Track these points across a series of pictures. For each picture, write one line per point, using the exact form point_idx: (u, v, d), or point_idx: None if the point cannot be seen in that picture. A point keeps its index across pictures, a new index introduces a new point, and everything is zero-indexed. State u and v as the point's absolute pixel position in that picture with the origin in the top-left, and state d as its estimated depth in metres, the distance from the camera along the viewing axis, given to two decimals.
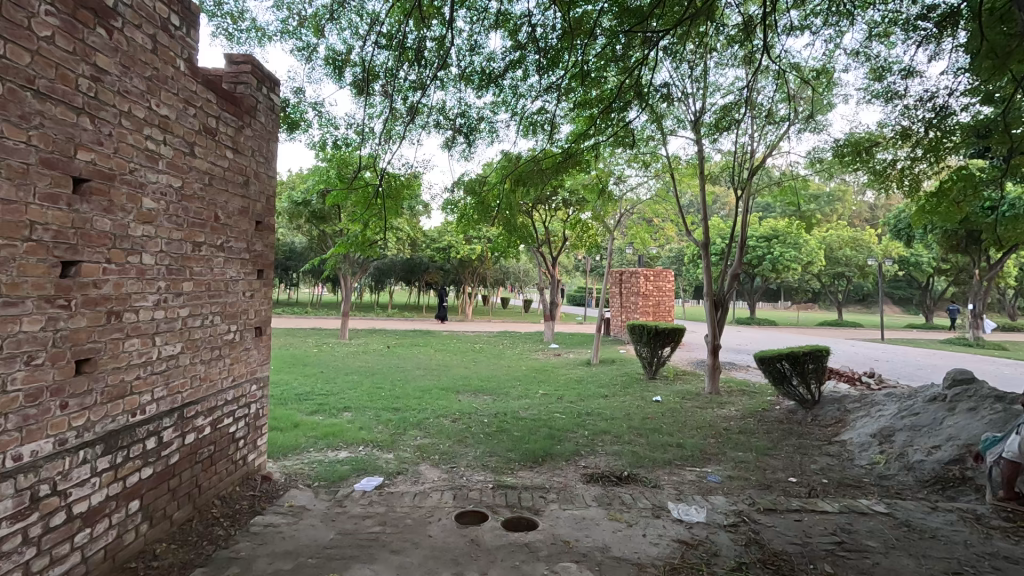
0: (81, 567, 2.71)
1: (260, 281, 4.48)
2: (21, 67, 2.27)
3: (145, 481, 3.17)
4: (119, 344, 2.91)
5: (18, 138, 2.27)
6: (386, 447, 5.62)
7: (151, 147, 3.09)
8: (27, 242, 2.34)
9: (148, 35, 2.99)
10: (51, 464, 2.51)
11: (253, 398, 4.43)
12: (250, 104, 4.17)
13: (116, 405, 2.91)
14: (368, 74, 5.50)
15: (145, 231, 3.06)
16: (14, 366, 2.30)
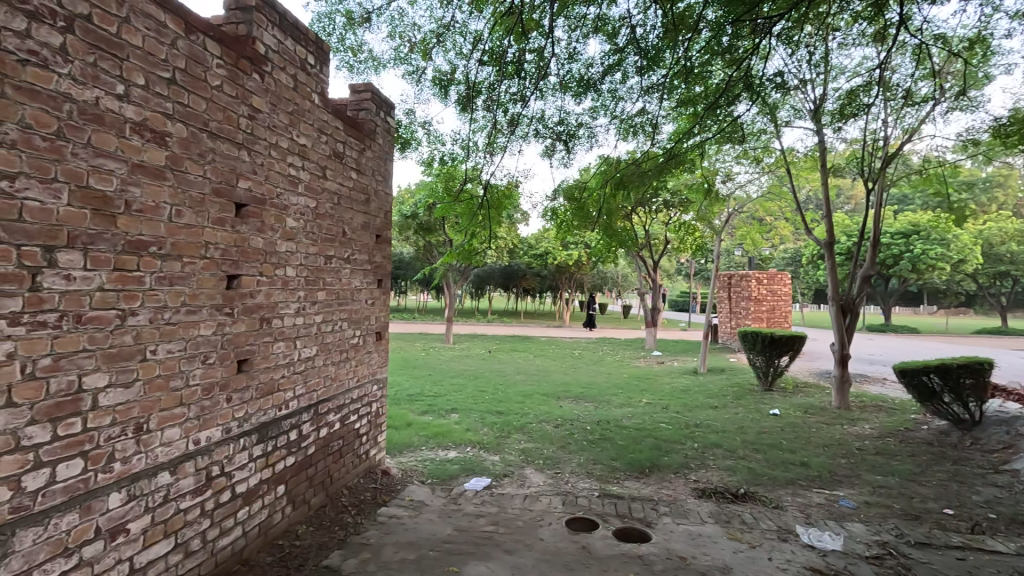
0: (242, 540, 3.13)
1: (380, 290, 4.87)
2: (199, 113, 2.69)
3: (289, 468, 3.57)
4: (269, 347, 3.33)
5: (197, 172, 2.70)
6: (492, 450, 5.80)
7: (293, 173, 3.50)
8: (203, 259, 2.76)
9: (290, 75, 3.41)
10: (220, 449, 2.93)
11: (374, 397, 4.81)
12: (370, 128, 4.57)
13: (267, 400, 3.33)
14: (472, 91, 5.77)
15: (288, 247, 3.47)
16: (194, 365, 2.73)
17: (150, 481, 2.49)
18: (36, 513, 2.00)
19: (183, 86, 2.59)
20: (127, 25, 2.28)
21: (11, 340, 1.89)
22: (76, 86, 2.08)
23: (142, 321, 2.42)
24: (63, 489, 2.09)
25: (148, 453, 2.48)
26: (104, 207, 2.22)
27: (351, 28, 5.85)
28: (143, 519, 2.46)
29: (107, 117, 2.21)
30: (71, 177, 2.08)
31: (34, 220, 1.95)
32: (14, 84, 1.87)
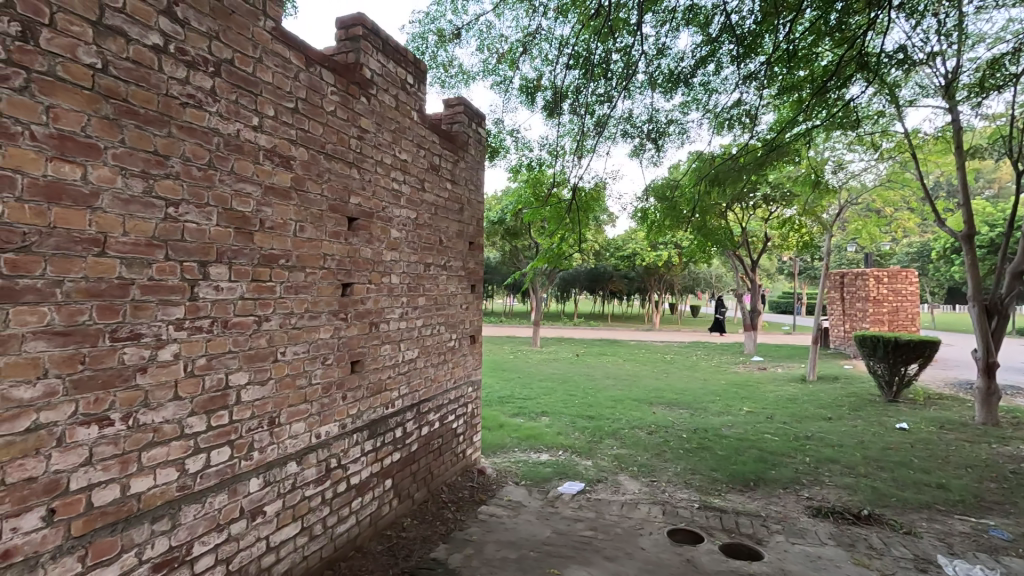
0: (356, 528, 3.38)
1: (473, 294, 5.04)
2: (317, 137, 2.98)
3: (395, 463, 3.81)
4: (378, 350, 3.59)
5: (316, 191, 2.98)
6: (584, 454, 5.76)
7: (396, 187, 3.74)
8: (322, 269, 3.05)
9: (392, 95, 3.65)
10: (337, 443, 3.20)
11: (470, 398, 4.99)
12: (463, 140, 4.77)
13: (376, 399, 3.58)
14: (558, 96, 5.80)
15: (392, 256, 3.72)
16: (315, 365, 3.01)
17: (282, 469, 2.79)
18: (196, 492, 2.32)
19: (305, 114, 2.88)
20: (260, 64, 2.59)
21: (178, 342, 2.22)
22: (222, 122, 2.39)
23: (274, 326, 2.71)
24: (215, 472, 2.41)
25: (280, 444, 2.78)
26: (244, 225, 2.52)
27: (442, 45, 6.14)
28: (276, 503, 2.76)
29: (245, 147, 2.52)
30: (220, 201, 2.39)
31: (193, 240, 2.27)
32: (177, 124, 2.19)
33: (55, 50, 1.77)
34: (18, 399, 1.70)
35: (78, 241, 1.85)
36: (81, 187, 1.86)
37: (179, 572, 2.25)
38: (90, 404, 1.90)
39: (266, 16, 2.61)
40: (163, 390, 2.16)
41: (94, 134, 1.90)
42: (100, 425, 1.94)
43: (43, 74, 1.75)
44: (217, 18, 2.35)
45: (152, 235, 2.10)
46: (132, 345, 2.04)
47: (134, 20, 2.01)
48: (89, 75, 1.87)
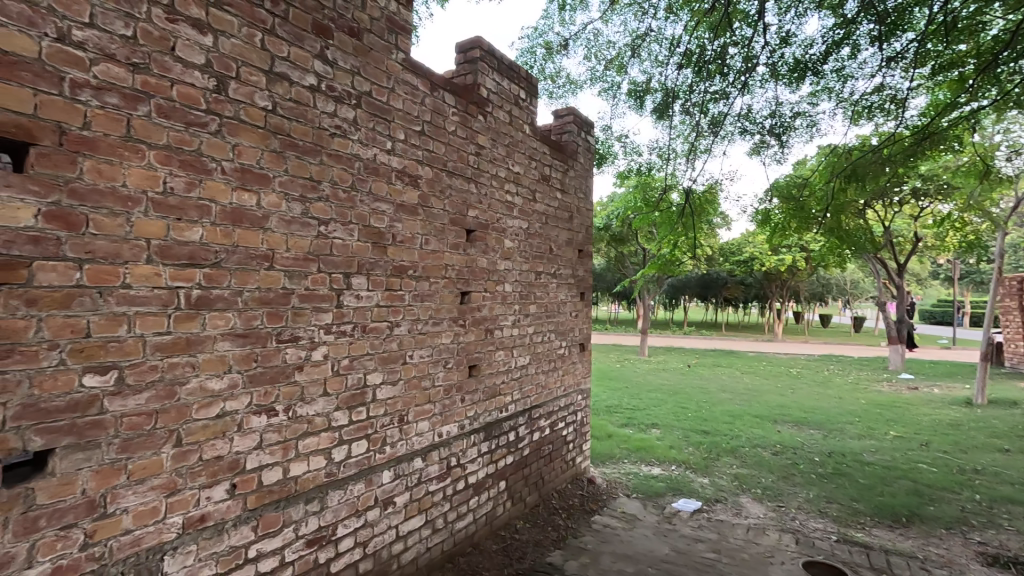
0: (473, 525, 3.53)
1: (583, 302, 5.04)
2: (440, 156, 3.20)
3: (509, 465, 3.93)
4: (493, 355, 3.73)
5: (439, 206, 3.20)
6: (701, 471, 5.46)
7: (509, 199, 3.88)
8: (444, 278, 3.26)
9: (506, 111, 3.81)
10: (457, 442, 3.39)
11: (579, 406, 4.99)
12: (573, 149, 4.81)
13: (491, 402, 3.73)
14: (669, 97, 5.62)
15: (506, 265, 3.86)
16: (438, 368, 3.22)
17: (409, 464, 3.01)
18: (339, 479, 2.59)
19: (430, 135, 3.11)
20: (393, 93, 2.85)
21: (326, 344, 2.51)
22: (362, 147, 2.67)
23: (403, 331, 2.96)
24: (355, 462, 2.67)
25: (408, 440, 3.01)
26: (379, 240, 2.79)
27: (550, 57, 6.26)
28: (405, 495, 2.98)
29: (381, 169, 2.79)
30: (360, 219, 2.67)
31: (339, 254, 2.56)
32: (328, 152, 2.49)
33: (238, 98, 2.12)
34: (211, 389, 2.05)
35: (254, 257, 2.19)
36: (256, 211, 2.19)
37: (326, 549, 2.53)
38: (261, 396, 2.22)
39: (398, 48, 2.87)
40: (315, 386, 2.46)
41: (266, 165, 2.23)
42: (268, 414, 2.25)
43: (230, 118, 2.09)
44: (359, 56, 2.64)
45: (307, 250, 2.41)
46: (292, 346, 2.35)
47: (295, 65, 2.33)
48: (263, 116, 2.21)
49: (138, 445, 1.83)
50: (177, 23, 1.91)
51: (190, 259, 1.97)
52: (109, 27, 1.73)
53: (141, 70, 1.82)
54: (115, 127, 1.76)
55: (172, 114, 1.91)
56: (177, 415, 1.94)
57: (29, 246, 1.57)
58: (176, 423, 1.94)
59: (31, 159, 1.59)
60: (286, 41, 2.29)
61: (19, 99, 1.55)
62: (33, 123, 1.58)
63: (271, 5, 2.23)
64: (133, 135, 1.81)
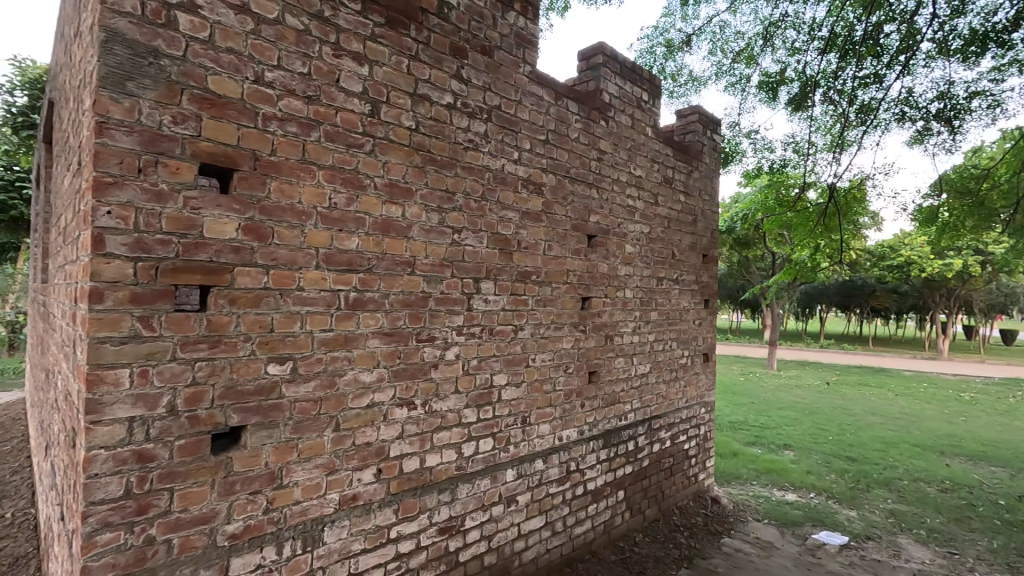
0: (591, 533, 3.50)
1: (707, 310, 4.77)
2: (564, 163, 3.25)
3: (628, 476, 3.83)
4: (613, 362, 3.68)
5: (562, 212, 3.25)
6: (846, 502, 4.86)
7: (631, 203, 3.81)
8: (566, 283, 3.29)
9: (629, 114, 3.75)
10: (576, 447, 3.39)
11: (703, 419, 4.72)
12: (697, 149, 4.59)
13: (610, 409, 3.68)
14: (808, 86, 5.12)
15: (627, 270, 3.79)
16: (559, 372, 3.26)
17: (531, 465, 3.08)
18: (468, 473, 2.73)
19: (555, 143, 3.18)
20: (520, 105, 2.96)
21: (458, 345, 2.67)
22: (492, 159, 2.81)
23: (527, 334, 3.04)
24: (482, 458, 2.80)
25: (530, 441, 3.08)
26: (507, 246, 2.90)
27: (671, 55, 6.05)
28: (526, 494, 3.06)
29: (509, 179, 2.90)
30: (490, 227, 2.81)
31: (470, 260, 2.72)
32: (462, 165, 2.66)
33: (389, 119, 2.35)
34: (363, 382, 2.28)
35: (399, 263, 2.40)
36: (402, 221, 2.41)
37: (455, 539, 2.68)
38: (403, 390, 2.43)
39: (526, 62, 2.98)
40: (448, 384, 2.63)
41: (410, 180, 2.44)
42: (409, 407, 2.46)
43: (382, 139, 2.33)
44: (490, 72, 2.79)
45: (443, 257, 2.59)
46: (429, 346, 2.54)
47: (436, 86, 2.53)
48: (408, 134, 2.42)
49: (306, 427, 2.10)
50: (341, 58, 2.18)
51: (348, 266, 2.22)
52: (291, 67, 2.03)
53: (314, 102, 2.10)
54: (294, 152, 2.05)
55: (337, 138, 2.17)
56: (336, 403, 2.19)
57: (231, 255, 1.89)
58: (335, 410, 2.19)
59: (235, 182, 1.90)
60: (428, 64, 2.49)
61: (227, 133, 1.87)
62: (236, 152, 1.90)
63: (416, 33, 2.44)
64: (307, 157, 2.09)
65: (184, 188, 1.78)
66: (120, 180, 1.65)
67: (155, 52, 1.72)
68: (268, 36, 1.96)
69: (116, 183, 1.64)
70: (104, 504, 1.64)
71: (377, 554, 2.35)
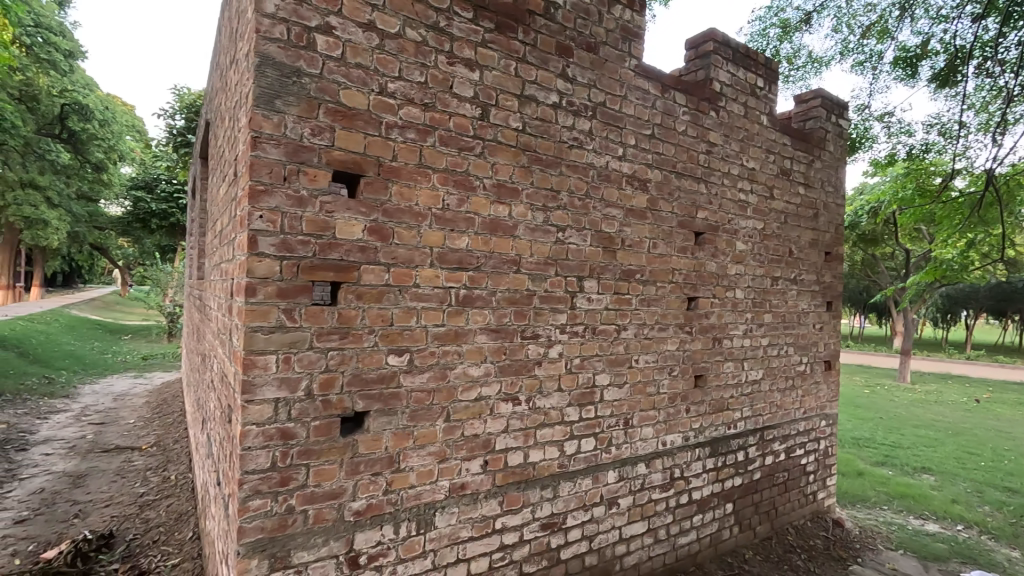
0: (696, 544, 3.34)
1: (829, 313, 4.34)
2: (670, 158, 3.13)
3: (736, 488, 3.60)
4: (721, 366, 3.47)
5: (668, 209, 3.13)
6: (1005, 540, 4.18)
7: (742, 197, 3.57)
8: (671, 283, 3.16)
9: (741, 103, 3.52)
10: (681, 453, 3.25)
11: (823, 433, 4.30)
12: (819, 137, 4.19)
13: (718, 416, 3.48)
14: (959, 58, 4.46)
15: (737, 270, 3.56)
16: (663, 375, 3.14)
17: (633, 468, 3.01)
18: (570, 472, 2.73)
19: (660, 137, 3.07)
20: (625, 100, 2.89)
21: (561, 343, 2.68)
22: (597, 156, 2.78)
23: (630, 334, 2.97)
24: (584, 457, 2.79)
25: (632, 444, 3.01)
26: (610, 245, 2.86)
27: (787, 36, 5.59)
28: (628, 498, 2.99)
29: (613, 176, 2.85)
30: (594, 225, 2.79)
31: (574, 258, 2.71)
32: (566, 164, 2.66)
33: (497, 122, 2.41)
34: (472, 375, 2.37)
35: (505, 261, 2.46)
36: (509, 221, 2.47)
37: (557, 535, 2.69)
38: (508, 385, 2.49)
39: (631, 55, 2.91)
40: (551, 381, 2.65)
41: (517, 180, 2.49)
42: (514, 402, 2.51)
43: (490, 141, 2.40)
44: (596, 69, 2.76)
45: (548, 255, 2.61)
46: (533, 343, 2.57)
47: (542, 86, 2.55)
48: (515, 135, 2.47)
49: (421, 416, 2.23)
50: (455, 65, 2.28)
51: (459, 264, 2.32)
52: (410, 77, 2.16)
53: (430, 108, 2.22)
54: (412, 157, 2.18)
55: (450, 142, 2.28)
56: (447, 394, 2.30)
57: (358, 254, 2.05)
58: (447, 401, 2.30)
59: (361, 187, 2.07)
60: (535, 66, 2.53)
61: (356, 142, 2.04)
62: (363, 159, 2.06)
63: (523, 35, 2.48)
64: (424, 162, 2.21)
65: (320, 193, 1.96)
66: (270, 187, 1.87)
67: (297, 72, 1.92)
68: (390, 49, 2.11)
69: (267, 190, 1.86)
70: (255, 474, 1.86)
71: (483, 543, 2.43)
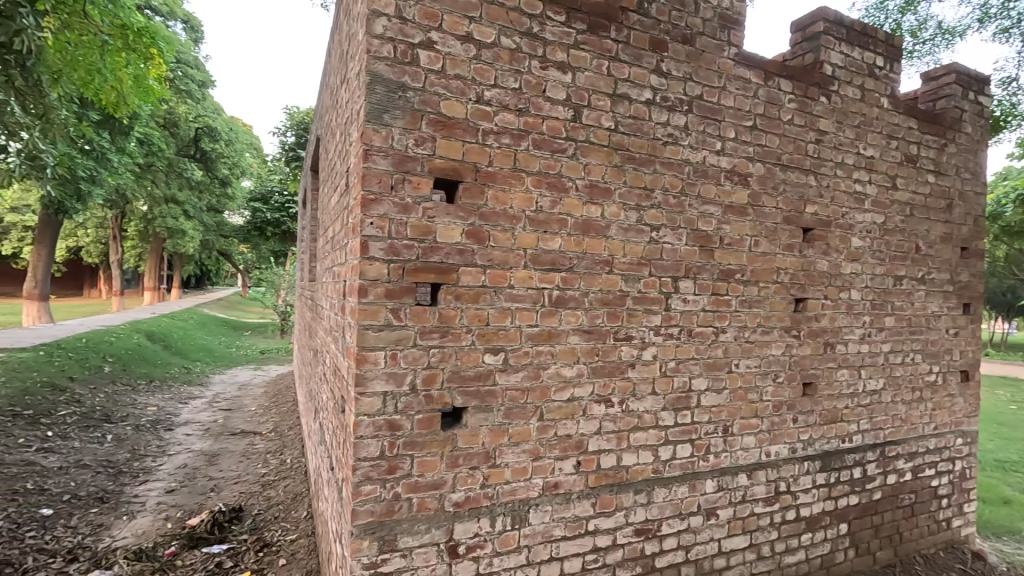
0: (805, 565, 3.10)
1: (966, 317, 3.83)
2: (774, 149, 2.93)
3: (852, 508, 3.29)
4: (833, 373, 3.19)
5: (771, 204, 2.94)
6: None
7: (859, 189, 3.26)
8: (775, 283, 2.96)
9: (857, 86, 3.22)
10: (787, 466, 3.03)
11: (959, 453, 3.80)
12: (954, 117, 3.71)
13: (830, 428, 3.20)
14: None
15: (853, 268, 3.25)
16: (766, 381, 2.95)
17: (733, 479, 2.85)
18: (665, 478, 2.65)
19: (763, 128, 2.89)
20: (724, 91, 2.76)
21: (656, 345, 2.61)
22: (692, 152, 2.68)
23: (730, 337, 2.83)
24: (680, 464, 2.69)
25: (732, 453, 2.86)
26: (707, 244, 2.74)
27: (911, 7, 5.02)
28: (728, 510, 2.84)
29: (710, 172, 2.73)
30: (689, 224, 2.69)
31: (668, 259, 2.63)
32: (661, 161, 2.59)
33: (590, 122, 2.41)
34: (565, 375, 2.39)
35: (598, 262, 2.45)
36: (601, 221, 2.45)
37: (652, 542, 2.63)
38: (601, 387, 2.48)
39: (731, 44, 2.77)
40: (645, 384, 2.59)
41: (609, 180, 2.47)
42: (606, 404, 2.49)
43: (583, 142, 2.40)
44: (692, 62, 2.66)
45: (641, 255, 2.56)
46: (626, 345, 2.54)
47: (635, 84, 2.51)
48: (608, 135, 2.45)
49: (516, 414, 2.29)
50: (548, 69, 2.31)
51: (552, 265, 2.35)
52: (506, 84, 2.23)
53: (524, 113, 2.27)
54: (507, 161, 2.24)
55: (543, 145, 2.31)
56: (541, 394, 2.34)
57: (457, 257, 2.15)
58: (540, 400, 2.34)
59: (460, 192, 2.16)
60: (629, 63, 2.49)
61: (455, 150, 2.14)
62: (462, 165, 2.15)
63: (616, 33, 2.46)
64: (518, 165, 2.26)
65: (423, 200, 2.08)
66: (379, 196, 2.01)
67: (403, 87, 2.05)
68: (487, 59, 2.19)
69: (376, 199, 2.01)
70: (366, 461, 2.02)
71: (575, 543, 2.43)
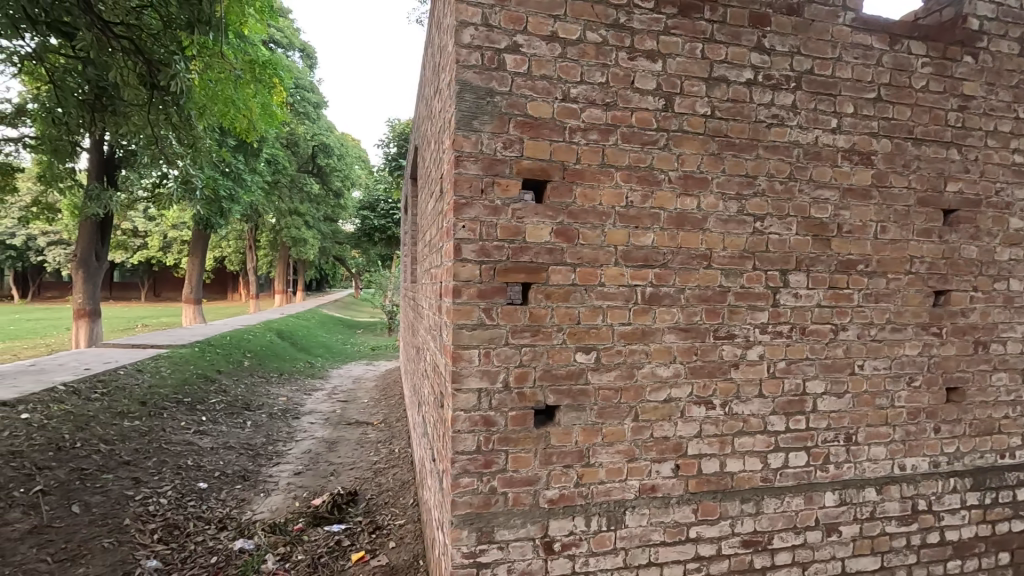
0: None
1: None
2: (904, 122, 2.58)
3: (1016, 535, 2.80)
4: (987, 378, 2.74)
5: (902, 185, 2.59)
6: None
7: (1019, 160, 2.76)
8: (909, 274, 2.61)
9: (1014, 39, 2.73)
10: (927, 482, 2.66)
11: None
12: None
13: (985, 441, 2.75)
14: None
15: (1012, 254, 2.76)
16: (899, 385, 2.61)
17: (859, 493, 2.57)
18: (776, 487, 2.46)
19: (889, 99, 2.56)
20: (840, 63, 2.48)
21: (763, 344, 2.43)
22: (802, 132, 2.45)
23: (852, 336, 2.54)
24: (793, 474, 2.48)
25: (857, 464, 2.57)
26: (822, 233, 2.49)
27: None
28: (853, 527, 2.56)
29: (824, 152, 2.47)
30: (800, 211, 2.46)
31: (775, 250, 2.43)
32: (764, 146, 2.40)
33: (683, 111, 2.30)
34: (660, 375, 2.30)
35: (694, 257, 2.33)
36: (696, 214, 2.33)
37: (762, 556, 2.45)
38: (700, 388, 2.36)
39: (847, 9, 2.48)
40: (750, 386, 2.42)
41: (705, 170, 2.33)
42: (706, 406, 2.36)
43: (675, 132, 2.29)
44: (799, 34, 2.42)
45: (744, 248, 2.39)
46: (728, 344, 2.38)
47: (733, 65, 2.35)
48: (703, 122, 2.32)
49: (608, 413, 2.25)
50: (636, 60, 2.24)
51: (644, 262, 2.28)
52: (592, 79, 2.20)
53: (611, 108, 2.22)
54: (594, 158, 2.21)
55: (632, 138, 2.25)
56: (634, 394, 2.28)
57: (546, 256, 2.16)
58: (634, 400, 2.28)
59: (547, 192, 2.17)
60: (726, 43, 2.33)
61: (542, 150, 2.16)
62: (549, 165, 2.16)
63: (710, 13, 2.31)
64: (606, 161, 2.22)
65: (512, 202, 2.12)
66: (470, 200, 2.09)
67: (491, 92, 2.10)
68: (572, 56, 2.17)
69: (468, 203, 2.08)
70: (464, 454, 2.11)
71: (676, 550, 2.34)
